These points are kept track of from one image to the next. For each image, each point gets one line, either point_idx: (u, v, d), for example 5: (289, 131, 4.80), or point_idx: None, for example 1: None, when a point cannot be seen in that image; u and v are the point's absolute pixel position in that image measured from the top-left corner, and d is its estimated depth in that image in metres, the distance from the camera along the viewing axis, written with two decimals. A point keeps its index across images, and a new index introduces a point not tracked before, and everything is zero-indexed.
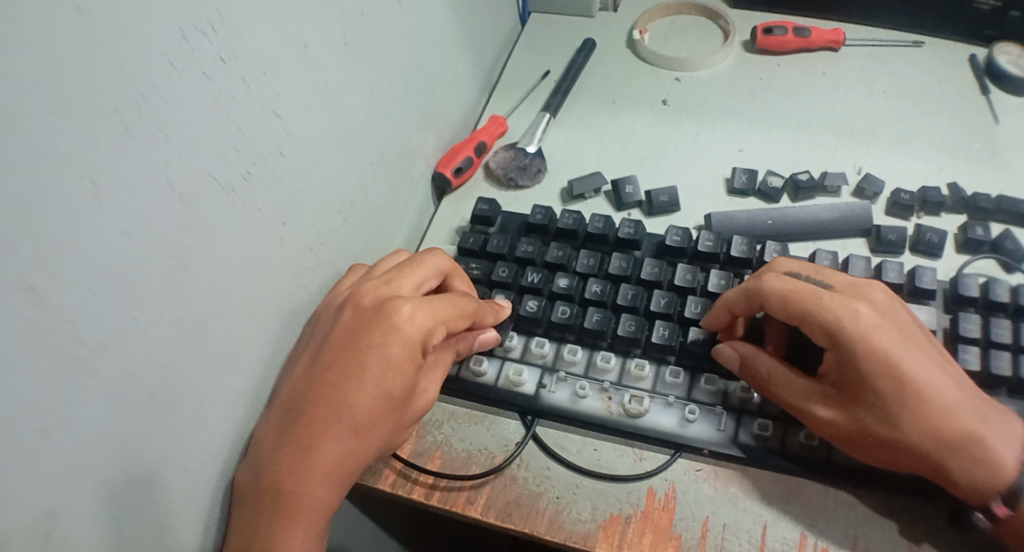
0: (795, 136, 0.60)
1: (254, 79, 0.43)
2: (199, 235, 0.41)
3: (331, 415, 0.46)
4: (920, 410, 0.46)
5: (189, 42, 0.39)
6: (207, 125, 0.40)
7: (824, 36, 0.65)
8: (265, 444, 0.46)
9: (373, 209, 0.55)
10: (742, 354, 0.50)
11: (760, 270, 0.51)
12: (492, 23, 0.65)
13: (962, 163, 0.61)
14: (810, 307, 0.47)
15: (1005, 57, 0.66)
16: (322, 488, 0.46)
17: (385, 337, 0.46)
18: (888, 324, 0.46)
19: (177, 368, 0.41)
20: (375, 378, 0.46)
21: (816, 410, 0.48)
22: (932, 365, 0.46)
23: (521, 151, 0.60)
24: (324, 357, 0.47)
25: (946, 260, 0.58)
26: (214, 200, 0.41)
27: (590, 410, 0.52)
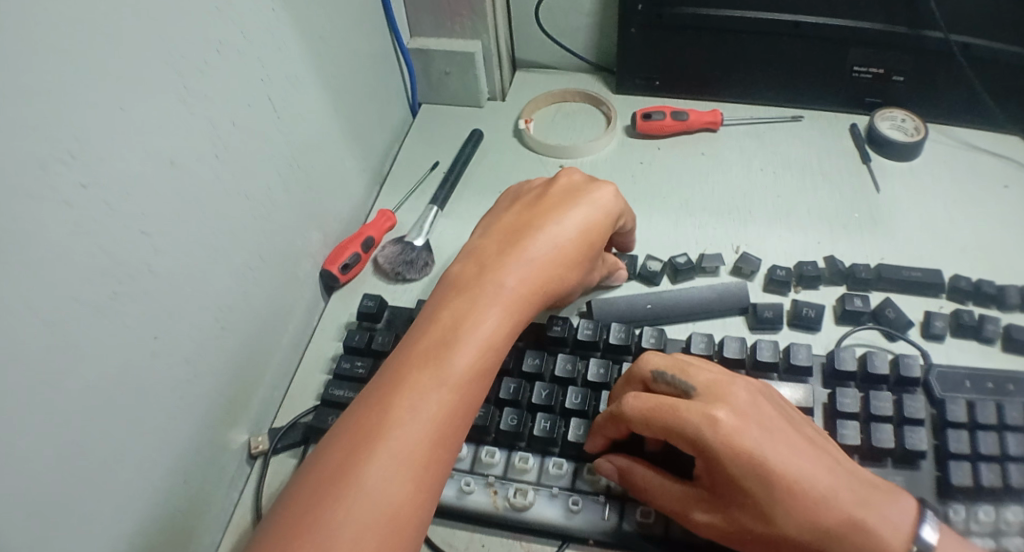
0: (675, 219, 0.62)
1: (122, 200, 0.44)
2: (60, 361, 0.41)
3: (493, 308, 0.48)
4: (796, 504, 0.46)
5: (46, 173, 0.39)
6: (71, 251, 0.41)
7: (702, 117, 0.68)
8: (390, 372, 0.46)
9: (255, 312, 0.55)
10: (619, 467, 0.51)
11: (628, 376, 0.52)
12: (380, 117, 0.67)
13: (840, 234, 0.64)
14: (671, 421, 0.48)
15: (888, 122, 0.70)
16: (450, 398, 0.44)
17: (575, 204, 0.53)
18: (747, 425, 0.47)
19: (39, 499, 0.40)
20: (532, 280, 0.50)
21: (696, 513, 0.49)
22: (799, 457, 0.47)
23: (408, 244, 0.60)
24: (466, 272, 0.50)
25: (825, 333, 0.59)
26: (80, 325, 0.42)
27: (476, 505, 0.52)
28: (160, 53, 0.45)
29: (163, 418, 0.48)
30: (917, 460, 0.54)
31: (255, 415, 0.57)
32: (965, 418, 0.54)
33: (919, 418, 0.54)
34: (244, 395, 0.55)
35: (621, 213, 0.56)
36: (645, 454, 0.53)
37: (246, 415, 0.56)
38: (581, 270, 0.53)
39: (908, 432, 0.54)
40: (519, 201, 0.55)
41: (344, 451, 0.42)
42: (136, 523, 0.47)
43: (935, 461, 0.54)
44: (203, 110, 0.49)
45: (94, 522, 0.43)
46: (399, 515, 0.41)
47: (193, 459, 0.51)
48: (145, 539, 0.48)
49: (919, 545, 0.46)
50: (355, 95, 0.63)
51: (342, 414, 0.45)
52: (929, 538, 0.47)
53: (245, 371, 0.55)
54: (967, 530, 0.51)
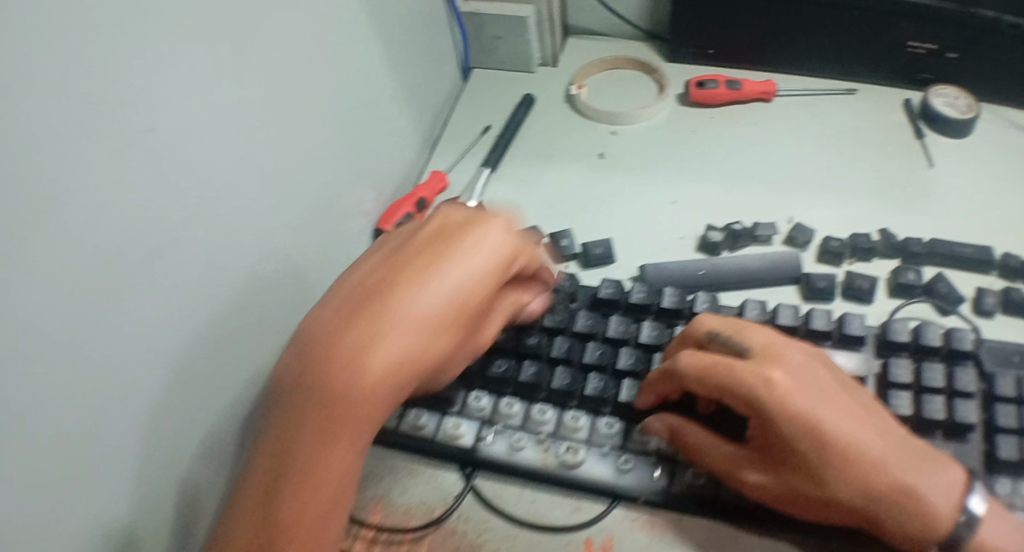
0: (728, 187, 0.62)
1: (196, 151, 0.44)
2: (129, 302, 0.40)
3: (346, 366, 0.45)
4: (847, 466, 0.47)
5: (118, 110, 0.38)
6: (139, 193, 0.40)
7: (756, 86, 0.67)
8: (287, 382, 0.46)
9: (306, 265, 0.56)
10: (671, 427, 0.51)
11: (684, 335, 0.52)
12: (432, 80, 0.67)
13: (893, 208, 0.63)
14: (726, 381, 0.48)
15: (941, 99, 0.68)
16: (361, 411, 0.45)
17: (446, 253, 0.49)
18: (802, 388, 0.47)
19: (116, 442, 0.41)
20: (412, 326, 0.46)
21: (747, 474, 0.49)
22: (853, 422, 0.47)
23: (459, 206, 0.61)
24: (373, 280, 0.48)
25: (877, 305, 0.59)
26: (144, 267, 0.41)
27: (528, 461, 0.53)
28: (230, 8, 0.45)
29: (222, 365, 0.49)
30: (967, 433, 0.53)
31: None
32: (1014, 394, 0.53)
33: (970, 391, 0.54)
34: None
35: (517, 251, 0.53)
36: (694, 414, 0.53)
37: None
38: (480, 311, 0.50)
39: (959, 404, 0.53)
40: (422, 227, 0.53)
41: (248, 484, 0.45)
42: (196, 467, 0.48)
43: (983, 435, 0.53)
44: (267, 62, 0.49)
45: (159, 465, 0.45)
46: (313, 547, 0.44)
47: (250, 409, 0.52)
48: (204, 484, 0.49)
49: (967, 515, 0.46)
50: (408, 57, 0.64)
51: (267, 418, 0.47)
52: (977, 508, 0.47)
53: (299, 325, 0.56)
54: (1013, 505, 0.50)
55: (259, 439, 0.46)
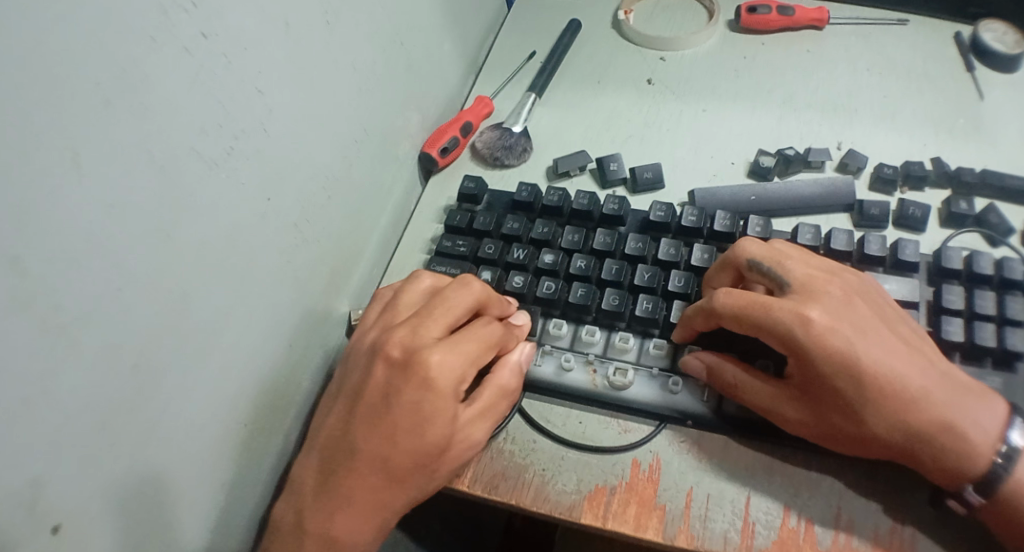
0: (780, 113, 0.61)
1: (236, 54, 0.44)
2: (183, 207, 0.42)
3: (368, 464, 0.46)
4: (885, 405, 0.47)
5: (168, 18, 0.39)
6: (191, 102, 0.41)
7: (809, 14, 0.66)
8: (307, 489, 0.47)
9: (358, 187, 0.56)
10: (708, 364, 0.51)
11: (724, 258, 0.51)
12: (477, 5, 0.66)
13: (947, 138, 0.62)
14: (762, 319, 0.48)
15: (989, 34, 0.67)
16: (369, 506, 0.46)
17: (414, 389, 0.46)
18: (842, 323, 0.47)
19: (161, 337, 0.41)
20: (407, 431, 0.46)
21: (786, 409, 0.49)
22: (893, 355, 0.47)
23: (506, 131, 0.60)
24: (375, 379, 0.47)
25: (930, 234, 0.58)
26: (197, 175, 0.42)
27: (575, 383, 0.53)
28: None
29: (273, 281, 0.49)
30: (1015, 362, 0.53)
31: (354, 293, 0.58)
32: None
33: (1021, 320, 0.53)
34: (347, 269, 0.56)
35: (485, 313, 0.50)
36: (729, 349, 0.52)
37: (346, 291, 0.56)
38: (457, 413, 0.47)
39: (1008, 333, 0.53)
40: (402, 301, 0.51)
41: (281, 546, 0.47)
42: (248, 378, 0.48)
43: None
44: None
45: (207, 369, 0.45)
46: None
47: (299, 326, 0.52)
48: (256, 398, 0.49)
49: (1008, 446, 0.47)
50: None
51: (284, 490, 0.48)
52: (1017, 440, 0.47)
53: (347, 246, 0.56)
54: None
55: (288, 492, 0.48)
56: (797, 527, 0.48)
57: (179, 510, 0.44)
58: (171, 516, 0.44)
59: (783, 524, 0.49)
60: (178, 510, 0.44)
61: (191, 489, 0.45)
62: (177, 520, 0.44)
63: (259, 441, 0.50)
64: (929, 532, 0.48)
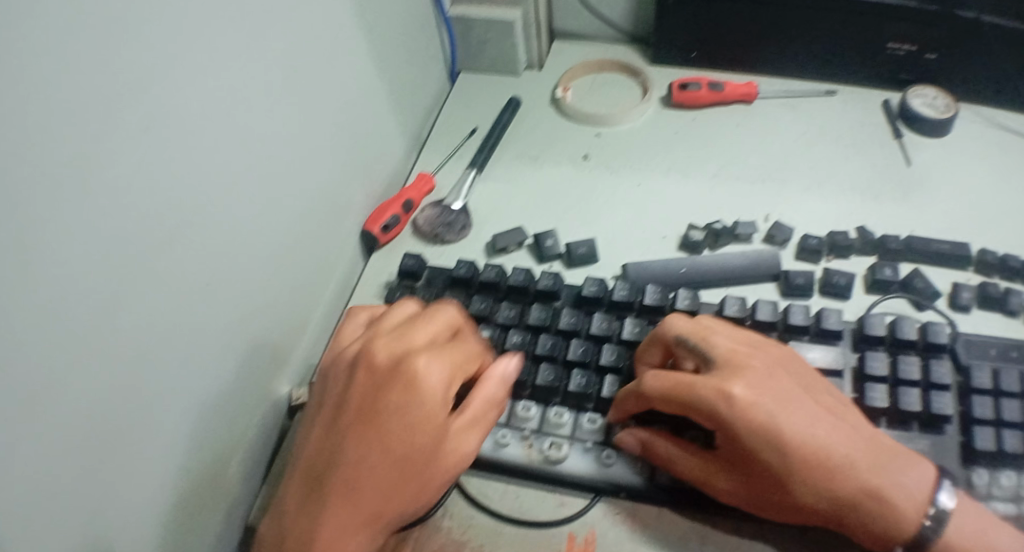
0: (711, 186, 0.64)
1: (181, 145, 0.45)
2: (128, 291, 0.42)
3: (354, 476, 0.46)
4: (811, 476, 0.48)
5: (118, 105, 0.40)
6: (137, 188, 0.42)
7: (738, 89, 0.69)
8: (291, 510, 0.47)
9: (300, 264, 0.57)
10: (642, 440, 0.52)
11: (652, 336, 0.53)
12: (421, 82, 0.69)
13: (874, 206, 0.65)
14: (687, 397, 0.49)
15: (920, 99, 0.70)
16: (352, 526, 0.46)
17: (404, 392, 0.47)
18: (763, 398, 0.48)
19: (100, 430, 0.42)
20: (395, 436, 0.46)
21: (717, 481, 0.50)
22: (817, 426, 0.48)
23: (446, 207, 0.62)
24: (360, 387, 0.47)
25: (856, 301, 0.60)
26: (142, 258, 0.43)
27: (512, 457, 0.54)
28: (221, 0, 0.46)
29: (214, 359, 0.50)
30: (944, 424, 0.54)
31: (295, 368, 0.59)
32: (989, 385, 0.54)
33: (946, 384, 0.55)
34: (287, 345, 0.57)
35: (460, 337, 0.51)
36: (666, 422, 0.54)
37: (287, 366, 0.58)
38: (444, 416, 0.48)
39: (935, 397, 0.54)
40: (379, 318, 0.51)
41: None
42: (187, 458, 0.49)
43: (959, 426, 0.55)
44: (257, 61, 0.50)
45: (146, 447, 0.45)
46: None
47: (237, 404, 0.53)
48: (193, 474, 0.50)
49: (936, 508, 0.48)
50: (398, 56, 0.65)
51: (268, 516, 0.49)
52: (945, 502, 0.48)
53: (286, 323, 0.57)
54: (988, 494, 0.52)
55: (274, 517, 0.48)
56: None
57: None
58: None
59: None
60: None
61: None
62: None
63: (195, 517, 0.51)
64: None
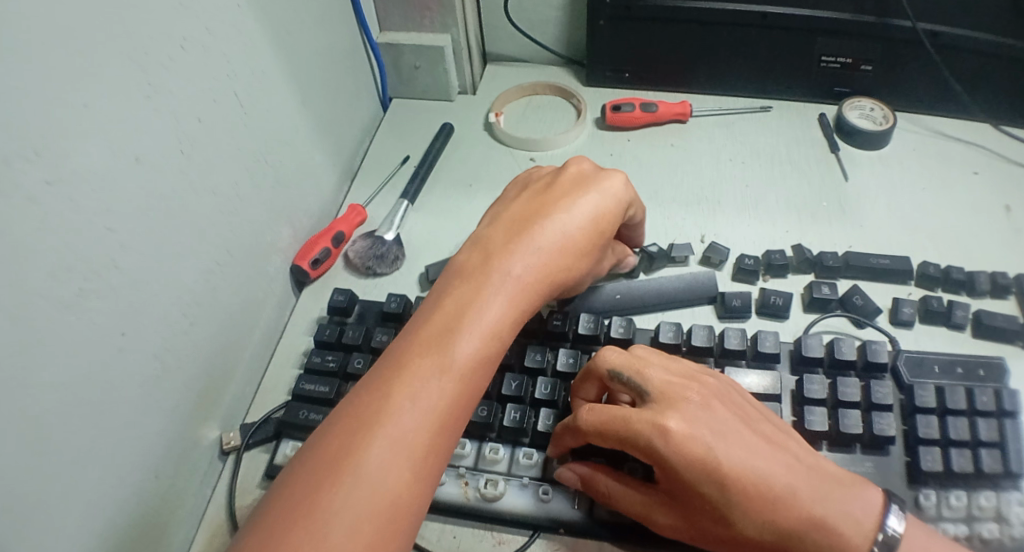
0: (646, 209, 0.64)
1: (83, 194, 0.43)
2: (32, 355, 0.41)
3: (467, 322, 0.47)
4: (752, 509, 0.47)
5: (10, 168, 0.39)
6: (35, 249, 0.41)
7: (672, 109, 0.70)
8: (383, 374, 0.45)
9: (227, 306, 0.55)
10: (581, 476, 0.51)
11: (586, 370, 0.52)
12: (349, 112, 0.68)
13: (809, 223, 0.65)
14: (622, 433, 0.48)
15: (857, 112, 0.71)
16: (456, 378, 0.45)
17: (532, 240, 0.51)
18: (699, 430, 0.47)
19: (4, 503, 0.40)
20: (521, 289, 0.49)
21: (658, 516, 0.49)
22: (756, 457, 0.47)
23: (378, 239, 0.61)
24: (497, 245, 0.51)
25: (794, 321, 0.60)
26: (46, 320, 0.41)
27: (447, 496, 0.52)
28: (122, 48, 0.45)
29: (136, 415, 0.48)
30: (885, 446, 0.54)
31: (226, 412, 0.57)
32: (933, 404, 0.54)
33: (887, 404, 0.55)
34: (218, 389, 0.56)
35: (632, 201, 0.55)
36: (606, 456, 0.53)
37: (218, 411, 0.56)
38: (580, 264, 0.52)
39: (876, 417, 0.54)
40: (530, 187, 0.55)
41: (335, 442, 0.42)
42: (109, 518, 0.47)
43: (905, 447, 0.55)
44: (167, 106, 0.48)
45: (63, 515, 0.43)
46: (394, 507, 0.41)
47: (165, 457, 0.51)
48: (118, 536, 0.48)
49: (884, 534, 0.47)
50: (323, 88, 0.64)
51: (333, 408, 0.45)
52: (893, 527, 0.47)
53: (214, 368, 0.55)
54: (938, 516, 0.52)
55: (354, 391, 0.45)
56: None
57: None
58: None
59: None
60: None
61: None
62: None
63: None
64: None
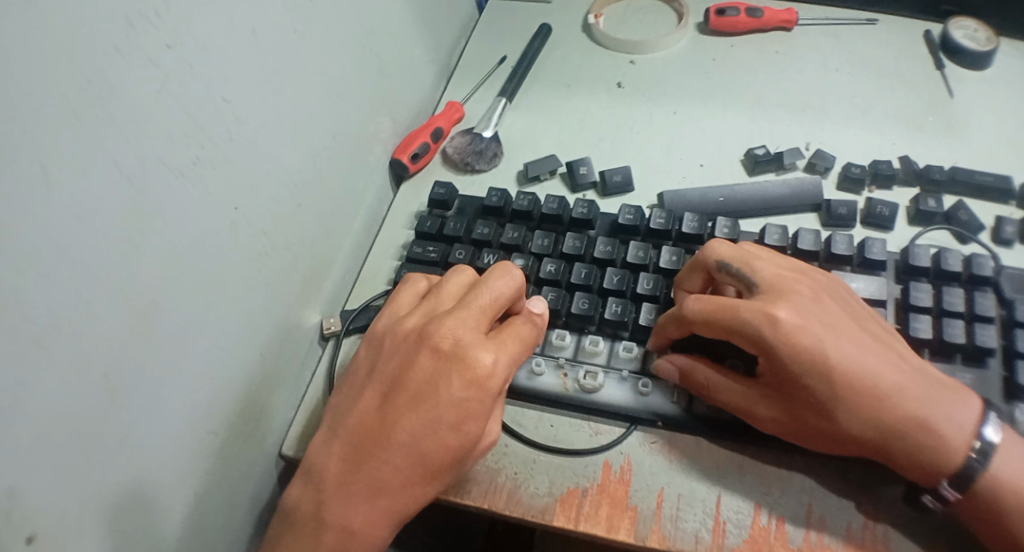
0: (749, 114, 0.63)
1: (201, 63, 0.43)
2: (153, 220, 0.41)
3: (399, 463, 0.44)
4: (856, 404, 0.47)
5: (134, 30, 0.39)
6: (156, 110, 0.41)
7: (777, 15, 0.68)
8: (328, 475, 0.46)
9: (331, 192, 0.56)
10: (680, 367, 0.51)
11: (693, 262, 0.52)
12: (446, 11, 0.68)
13: (915, 136, 0.63)
14: (729, 321, 0.48)
15: (960, 31, 0.67)
16: (406, 486, 0.45)
17: (458, 387, 0.44)
18: (809, 322, 0.47)
19: (132, 347, 0.41)
20: (469, 416, 0.44)
21: (758, 409, 0.49)
22: (863, 353, 0.47)
23: (477, 135, 0.62)
24: (420, 368, 0.45)
25: (898, 232, 0.58)
26: (165, 184, 0.42)
27: (547, 386, 0.53)
28: None
29: (245, 290, 0.49)
30: (985, 358, 0.52)
31: (328, 299, 0.58)
32: None
33: (990, 316, 0.53)
34: (320, 275, 0.57)
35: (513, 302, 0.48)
36: (705, 351, 0.53)
37: (319, 297, 0.57)
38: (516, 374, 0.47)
39: (978, 329, 0.52)
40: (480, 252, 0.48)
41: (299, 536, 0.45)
42: (222, 389, 0.48)
43: (1003, 359, 0.53)
44: None
45: (178, 381, 0.44)
46: None
47: (271, 335, 0.52)
48: (231, 407, 0.49)
49: (982, 443, 0.47)
50: None
51: (298, 477, 0.47)
52: (991, 437, 0.47)
53: (318, 253, 0.56)
54: None
55: (304, 480, 0.47)
56: (768, 525, 0.49)
57: (168, 509, 0.45)
58: (154, 522, 0.44)
59: (753, 522, 0.49)
60: (167, 510, 0.45)
61: (171, 497, 0.45)
62: (169, 521, 0.45)
63: (238, 448, 0.50)
64: (901, 528, 0.48)
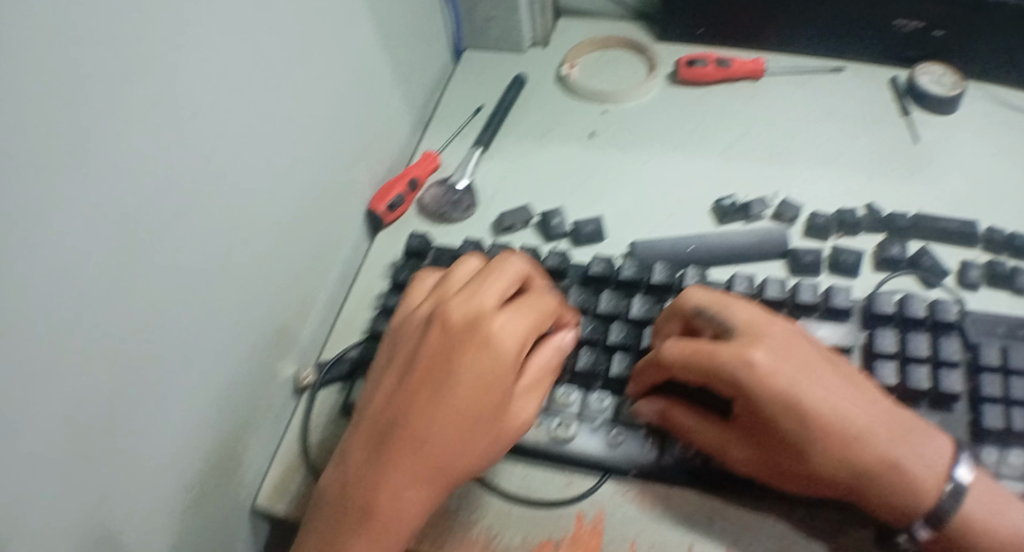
0: (718, 163, 0.65)
1: (191, 114, 0.43)
2: (138, 271, 0.41)
3: (383, 503, 0.46)
4: (829, 447, 0.47)
5: (127, 83, 0.39)
6: (147, 162, 0.41)
7: (745, 66, 0.70)
8: (321, 530, 0.47)
9: (308, 242, 0.57)
10: (658, 411, 0.52)
11: (672, 305, 0.52)
12: (423, 60, 0.69)
13: (880, 181, 0.64)
14: (706, 366, 0.49)
15: (927, 76, 0.69)
16: (397, 521, 0.46)
17: (429, 419, 0.46)
18: (783, 366, 0.48)
19: (112, 400, 0.41)
20: (446, 443, 0.46)
21: (734, 452, 0.50)
22: (837, 397, 0.48)
23: (452, 187, 0.64)
24: (389, 410, 0.47)
25: (864, 278, 0.59)
26: (151, 235, 0.42)
27: (521, 436, 0.54)
28: None
29: (222, 341, 0.49)
30: (951, 403, 0.53)
31: (301, 351, 0.59)
32: (998, 363, 0.53)
33: (954, 361, 0.54)
34: (296, 325, 0.57)
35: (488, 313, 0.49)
36: (683, 393, 0.53)
37: (293, 350, 0.57)
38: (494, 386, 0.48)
39: (944, 374, 0.53)
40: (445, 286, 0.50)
41: None
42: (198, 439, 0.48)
43: (969, 405, 0.54)
44: (265, 38, 0.49)
45: (156, 432, 0.44)
46: None
47: (247, 386, 0.53)
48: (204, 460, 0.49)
49: (954, 484, 0.47)
50: (401, 36, 0.65)
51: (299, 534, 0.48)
52: (963, 476, 0.47)
53: (294, 304, 0.56)
54: (998, 473, 0.51)
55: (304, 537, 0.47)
56: None
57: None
58: None
59: None
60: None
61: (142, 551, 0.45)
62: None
63: (208, 501, 0.50)
64: None
